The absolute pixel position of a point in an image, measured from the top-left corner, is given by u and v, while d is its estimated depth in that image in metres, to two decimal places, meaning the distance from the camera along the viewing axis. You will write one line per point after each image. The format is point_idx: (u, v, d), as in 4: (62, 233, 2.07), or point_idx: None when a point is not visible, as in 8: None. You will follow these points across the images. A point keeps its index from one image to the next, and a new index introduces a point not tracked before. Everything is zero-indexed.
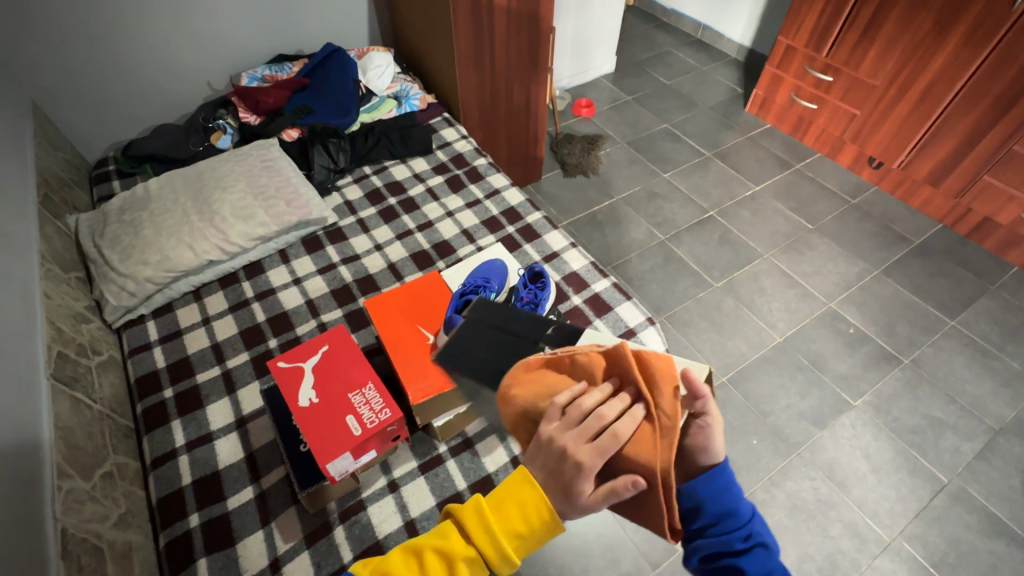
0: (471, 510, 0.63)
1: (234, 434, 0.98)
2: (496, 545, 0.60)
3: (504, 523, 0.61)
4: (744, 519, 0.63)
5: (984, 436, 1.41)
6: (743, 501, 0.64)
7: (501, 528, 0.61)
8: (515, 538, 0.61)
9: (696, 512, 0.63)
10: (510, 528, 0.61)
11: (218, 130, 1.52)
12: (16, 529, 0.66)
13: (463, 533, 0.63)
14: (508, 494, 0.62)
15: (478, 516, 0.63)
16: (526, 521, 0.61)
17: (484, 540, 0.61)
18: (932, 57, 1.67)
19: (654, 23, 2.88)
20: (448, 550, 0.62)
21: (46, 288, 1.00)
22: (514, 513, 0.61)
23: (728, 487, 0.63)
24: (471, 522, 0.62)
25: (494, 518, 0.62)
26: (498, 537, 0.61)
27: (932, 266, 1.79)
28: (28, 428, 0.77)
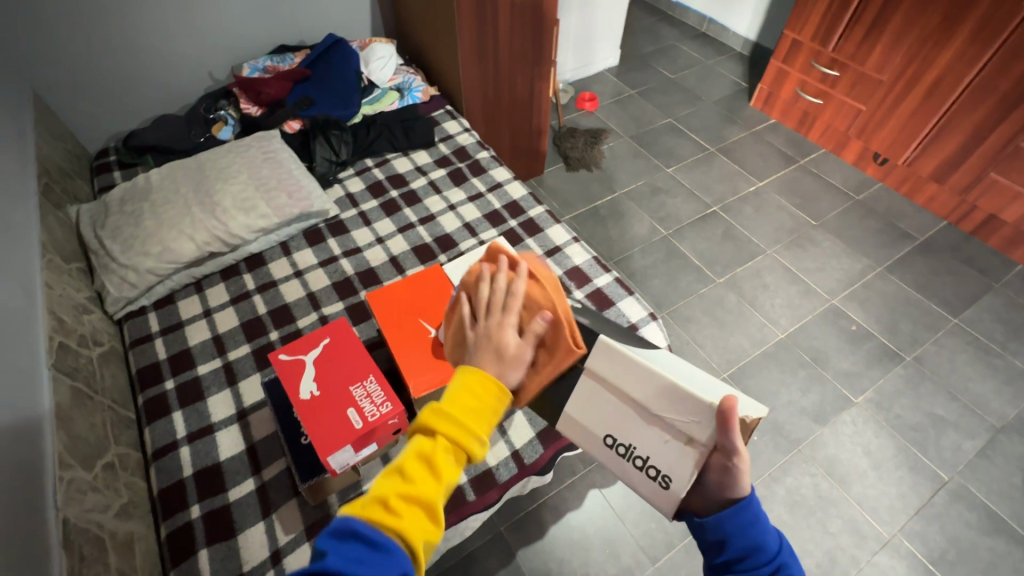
0: (431, 414, 0.56)
1: (235, 426, 0.98)
2: (466, 428, 0.54)
3: (472, 406, 0.55)
4: (771, 553, 0.58)
5: (985, 434, 1.41)
6: (771, 535, 0.59)
7: (471, 411, 0.55)
8: (485, 415, 0.56)
9: (720, 545, 0.59)
10: (480, 407, 0.56)
11: (220, 121, 1.53)
12: (18, 519, 0.66)
13: (432, 434, 0.55)
14: (464, 381, 0.57)
15: (441, 415, 0.55)
16: (490, 396, 0.56)
17: (455, 428, 0.54)
18: (940, 52, 1.65)
19: (659, 16, 2.85)
20: (424, 453, 0.54)
21: (47, 279, 1.00)
22: (473, 392, 0.56)
23: (751, 519, 0.59)
24: (435, 417, 0.55)
25: (462, 404, 0.55)
26: (468, 421, 0.54)
27: (936, 264, 1.78)
28: (30, 417, 0.77)
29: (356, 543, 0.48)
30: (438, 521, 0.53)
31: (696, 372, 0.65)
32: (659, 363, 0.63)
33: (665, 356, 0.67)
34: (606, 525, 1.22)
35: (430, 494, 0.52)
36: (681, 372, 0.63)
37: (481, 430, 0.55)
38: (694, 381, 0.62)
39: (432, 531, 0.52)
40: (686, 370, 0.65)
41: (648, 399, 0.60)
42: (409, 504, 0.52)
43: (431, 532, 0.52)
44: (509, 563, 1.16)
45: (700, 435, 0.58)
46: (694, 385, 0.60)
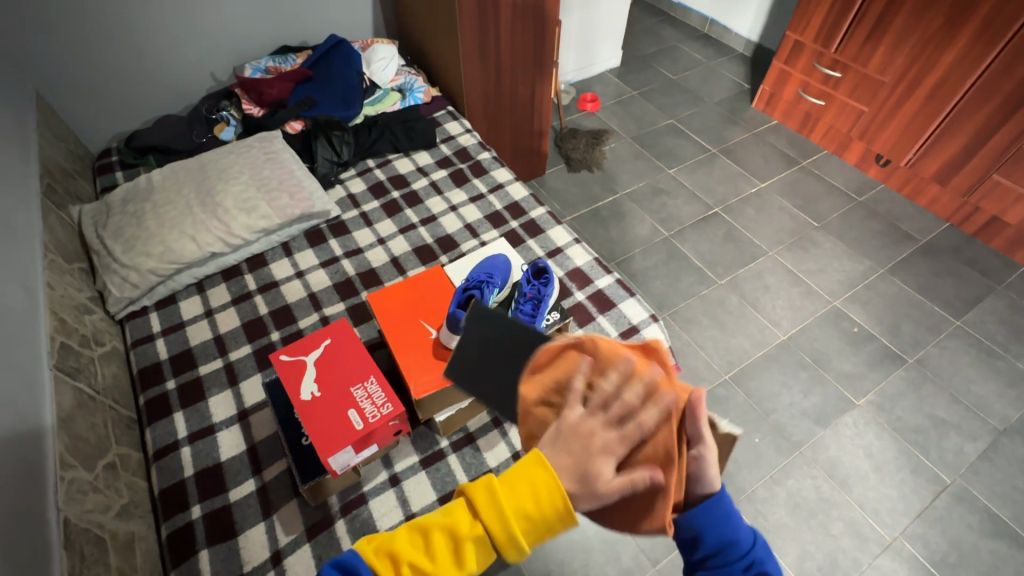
0: (482, 489, 0.49)
1: (236, 426, 0.98)
2: (510, 535, 0.47)
3: (523, 506, 0.48)
4: (744, 549, 0.58)
5: (988, 436, 1.41)
6: (743, 530, 0.59)
7: (519, 511, 0.48)
8: (535, 523, 0.48)
9: (694, 541, 0.58)
10: (530, 513, 0.48)
11: (222, 121, 1.52)
12: (19, 519, 0.66)
13: (471, 512, 0.50)
14: (527, 474, 0.49)
15: (491, 499, 0.49)
16: (549, 509, 0.47)
17: (495, 526, 0.48)
18: (942, 53, 1.65)
19: (660, 17, 2.85)
20: (455, 529, 0.50)
21: (49, 279, 1.00)
22: (534, 491, 0.48)
23: (725, 513, 0.58)
24: (484, 498, 0.49)
25: (511, 500, 0.48)
26: (515, 526, 0.47)
27: (939, 265, 1.78)
28: (31, 417, 0.77)
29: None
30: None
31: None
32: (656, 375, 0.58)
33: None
34: (607, 527, 1.21)
35: (443, 574, 0.49)
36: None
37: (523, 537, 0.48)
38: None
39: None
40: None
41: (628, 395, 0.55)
42: (422, 571, 0.50)
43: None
44: (509, 565, 1.16)
45: (674, 430, 0.55)
46: None
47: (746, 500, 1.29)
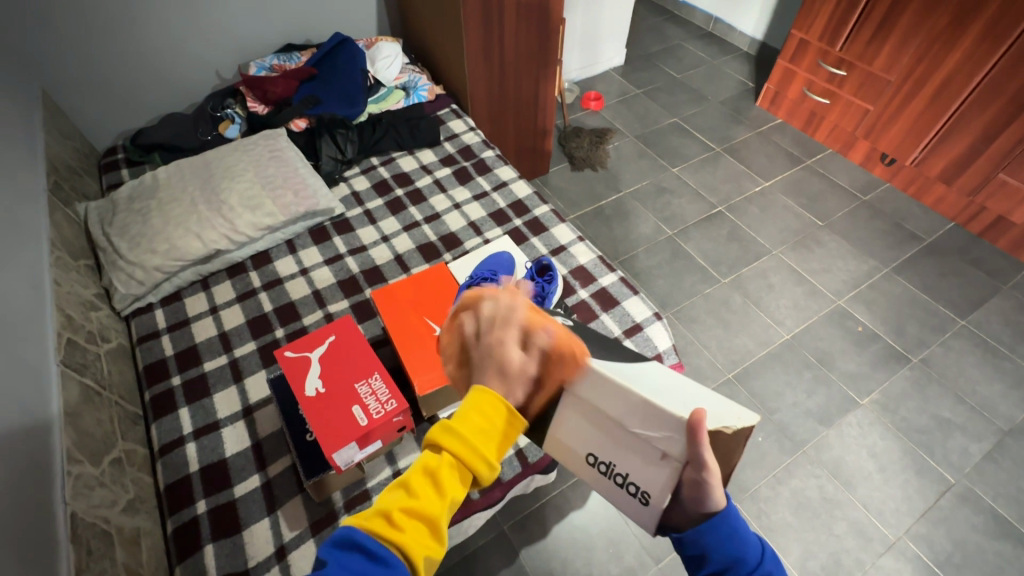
0: (440, 430, 0.54)
1: (240, 423, 0.99)
2: (474, 449, 0.52)
3: (485, 426, 0.54)
4: (752, 566, 0.56)
5: (993, 437, 1.40)
6: (751, 546, 0.57)
7: (484, 431, 0.53)
8: (497, 437, 0.54)
9: (700, 559, 0.57)
10: (494, 430, 0.54)
11: (227, 119, 1.52)
12: (27, 513, 0.66)
13: (440, 450, 0.54)
14: (471, 401, 0.55)
15: (449, 432, 0.54)
16: (506, 417, 0.54)
17: (460, 448, 0.53)
18: (948, 53, 1.64)
19: (665, 15, 2.84)
20: (430, 467, 0.53)
21: (56, 275, 1.01)
22: (479, 410, 0.54)
23: (731, 528, 0.57)
24: (443, 433, 0.54)
25: (475, 424, 0.54)
26: (476, 441, 0.53)
27: (944, 265, 1.77)
28: (39, 412, 0.78)
29: (358, 557, 0.49)
30: (441, 540, 0.52)
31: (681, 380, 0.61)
32: (644, 380, 0.58)
33: (654, 366, 0.62)
34: (610, 525, 1.22)
35: (434, 511, 0.51)
36: (662, 384, 0.59)
37: (493, 453, 0.54)
38: (675, 394, 0.57)
39: (434, 549, 0.51)
40: (670, 379, 0.60)
41: (620, 416, 0.57)
42: (412, 519, 0.51)
43: (433, 550, 0.51)
44: (511, 563, 1.16)
45: (673, 450, 0.55)
46: (665, 398, 0.56)
47: (749, 499, 1.29)
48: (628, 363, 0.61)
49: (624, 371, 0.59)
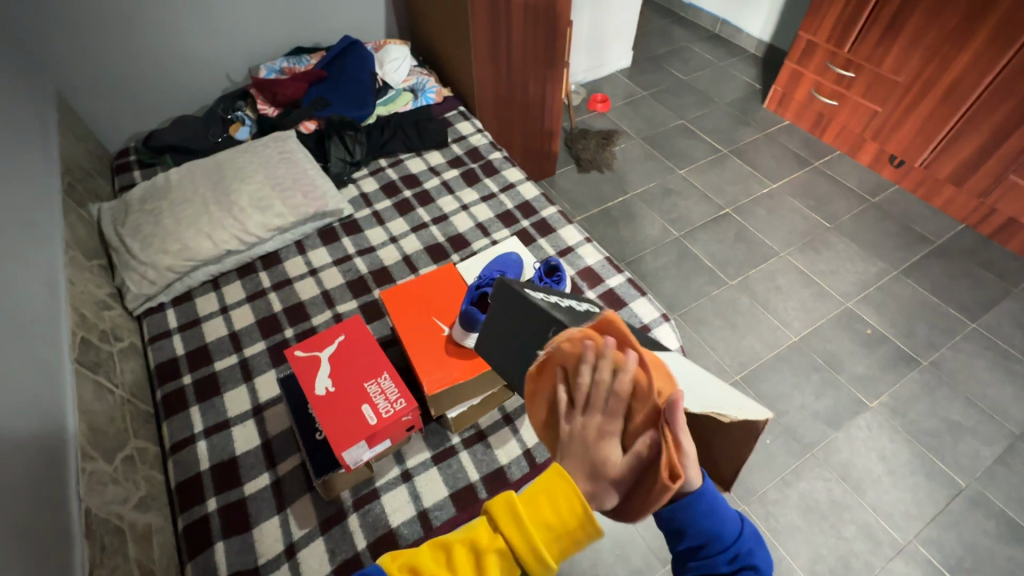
0: (503, 504, 0.53)
1: (250, 422, 1.00)
2: (528, 539, 0.50)
3: (540, 511, 0.51)
4: (729, 541, 0.57)
5: (1004, 440, 1.39)
6: (729, 522, 0.57)
7: (540, 517, 0.51)
8: (553, 532, 0.50)
9: (680, 535, 0.56)
10: (551, 518, 0.50)
11: (238, 121, 1.54)
12: (42, 508, 0.67)
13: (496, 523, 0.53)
14: (542, 486, 0.52)
15: (511, 512, 0.52)
16: (570, 508, 0.50)
17: (515, 532, 0.51)
18: (958, 54, 1.64)
19: (671, 18, 2.84)
20: (481, 538, 0.53)
21: (70, 275, 1.02)
22: (551, 500, 0.51)
23: (712, 504, 0.56)
24: (504, 509, 0.53)
25: (533, 508, 0.51)
26: (531, 533, 0.50)
27: (954, 268, 1.76)
28: (54, 409, 0.79)
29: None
30: None
31: (688, 375, 0.59)
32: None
33: (665, 357, 0.61)
34: (617, 526, 1.21)
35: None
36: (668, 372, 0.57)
37: (545, 545, 0.50)
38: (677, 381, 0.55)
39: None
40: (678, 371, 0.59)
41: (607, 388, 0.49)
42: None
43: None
44: None
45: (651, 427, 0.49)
46: None
47: (757, 502, 1.28)
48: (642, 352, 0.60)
49: None
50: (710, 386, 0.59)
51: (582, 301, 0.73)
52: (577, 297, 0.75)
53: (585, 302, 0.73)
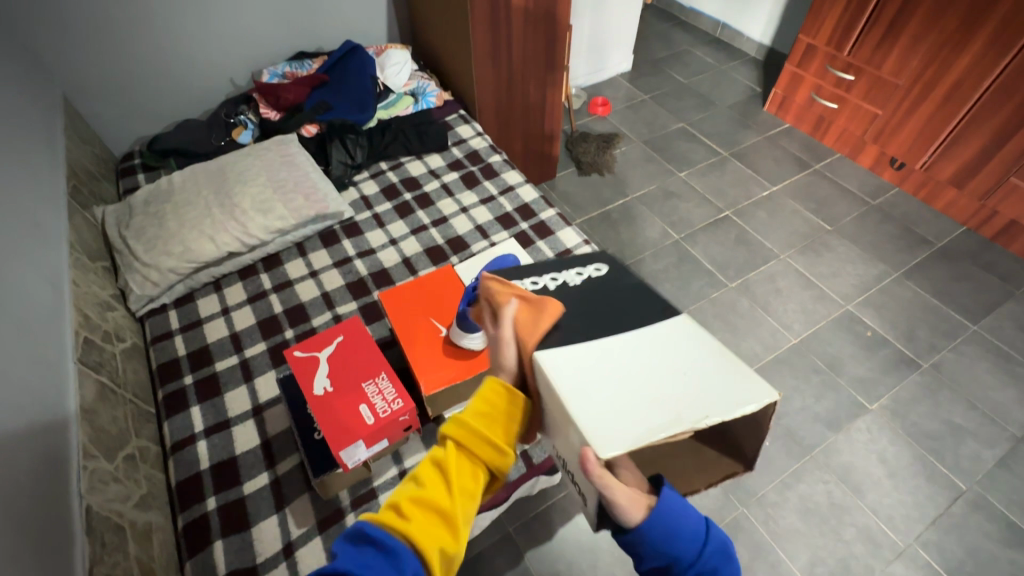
0: (457, 426, 0.59)
1: (250, 422, 1.01)
2: (490, 441, 0.57)
3: (488, 415, 0.58)
4: (688, 563, 0.55)
5: (1006, 443, 1.38)
6: (686, 544, 0.55)
7: (490, 418, 0.58)
8: (503, 426, 0.58)
9: (638, 560, 0.56)
10: (501, 419, 0.58)
11: (240, 125, 1.56)
12: (44, 506, 0.68)
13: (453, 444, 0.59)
14: (484, 397, 0.60)
15: (465, 428, 0.58)
16: (509, 406, 0.59)
17: (476, 440, 0.57)
18: (958, 56, 1.64)
19: (673, 21, 2.85)
20: (444, 460, 0.57)
21: (74, 276, 1.04)
22: (491, 407, 0.59)
23: (669, 518, 0.54)
24: (458, 429, 0.59)
25: (480, 415, 0.59)
26: (490, 434, 0.57)
27: (956, 270, 1.75)
28: (57, 408, 0.80)
29: (368, 547, 0.52)
30: (452, 530, 0.54)
31: (678, 360, 0.56)
32: (607, 381, 0.54)
33: (669, 353, 0.57)
34: None
35: (444, 500, 0.55)
36: (647, 375, 0.54)
37: (503, 441, 0.58)
38: (656, 385, 0.53)
39: (449, 540, 0.53)
40: (663, 364, 0.56)
41: (564, 427, 0.54)
42: (422, 509, 0.55)
43: (447, 542, 0.53)
44: (517, 564, 1.17)
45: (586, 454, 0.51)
46: (596, 400, 0.52)
47: (756, 504, 1.28)
48: (645, 348, 0.58)
49: (571, 372, 0.55)
50: (709, 364, 0.56)
51: (592, 266, 0.75)
52: (587, 260, 0.77)
53: (593, 268, 0.75)
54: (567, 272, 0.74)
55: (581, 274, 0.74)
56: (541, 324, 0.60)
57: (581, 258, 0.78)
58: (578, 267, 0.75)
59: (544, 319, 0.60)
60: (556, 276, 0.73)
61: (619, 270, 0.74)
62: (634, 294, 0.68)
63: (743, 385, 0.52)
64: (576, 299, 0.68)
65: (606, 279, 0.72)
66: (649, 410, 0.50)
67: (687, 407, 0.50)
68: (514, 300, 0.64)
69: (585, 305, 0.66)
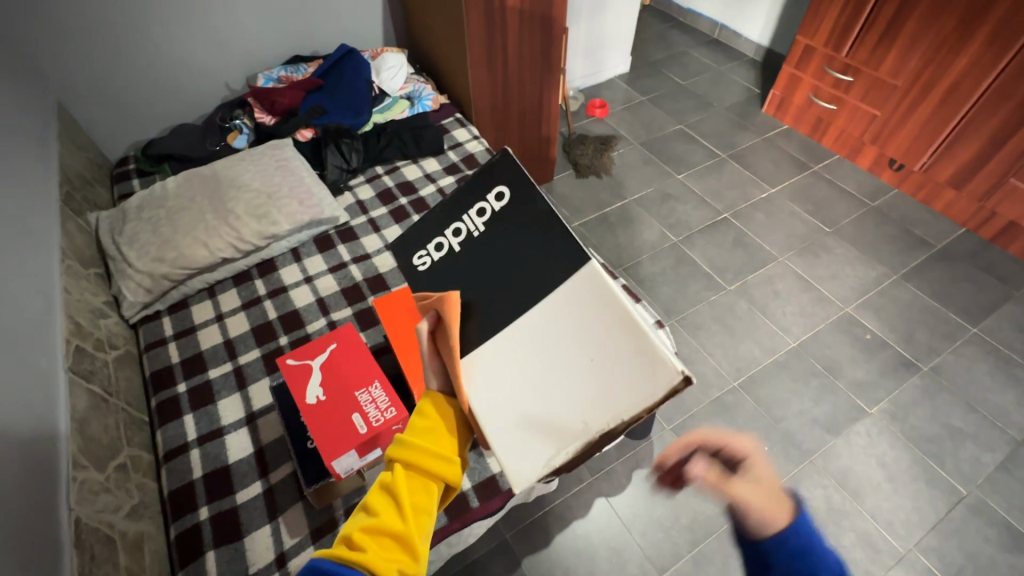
0: (403, 448, 0.59)
1: (243, 429, 1.00)
2: (438, 456, 0.58)
3: (433, 432, 0.59)
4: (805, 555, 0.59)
5: (1006, 447, 1.37)
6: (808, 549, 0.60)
7: (434, 437, 0.59)
8: (447, 442, 0.59)
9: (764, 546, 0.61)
10: (441, 429, 0.59)
11: (235, 129, 1.55)
12: (32, 518, 0.68)
13: (402, 466, 0.59)
14: (425, 417, 0.60)
15: (412, 448, 0.59)
16: (448, 417, 0.60)
17: (425, 459, 0.58)
18: (955, 57, 1.63)
19: (670, 22, 2.85)
20: (395, 483, 0.58)
21: (66, 284, 1.03)
22: (433, 427, 0.60)
23: (814, 556, 0.59)
24: (404, 451, 0.59)
25: (423, 429, 0.60)
26: (438, 450, 0.59)
27: (954, 271, 1.75)
28: (46, 419, 0.79)
29: None
30: (406, 551, 0.56)
31: (571, 332, 0.47)
32: (506, 403, 0.50)
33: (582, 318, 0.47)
34: (612, 534, 1.21)
35: (397, 526, 0.56)
36: (549, 372, 0.48)
37: (451, 453, 0.59)
38: (555, 384, 0.48)
39: (406, 560, 0.55)
40: (555, 341, 0.48)
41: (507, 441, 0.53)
42: (374, 537, 0.56)
43: (405, 563, 0.55)
44: (513, 571, 1.16)
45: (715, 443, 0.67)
46: (517, 432, 0.49)
47: None
48: (562, 327, 0.48)
49: (492, 400, 0.51)
50: (605, 325, 0.45)
51: (493, 192, 0.56)
52: (486, 182, 0.56)
53: (493, 196, 0.55)
54: (467, 214, 0.58)
55: (483, 213, 0.56)
56: (453, 336, 0.53)
57: (479, 180, 0.57)
58: (478, 203, 0.57)
59: (454, 323, 0.53)
60: (456, 228, 0.58)
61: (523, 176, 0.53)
62: (540, 227, 0.51)
63: (642, 361, 0.43)
64: (480, 253, 0.55)
65: (505, 214, 0.54)
66: (552, 426, 0.47)
67: (587, 410, 0.46)
68: (430, 315, 0.58)
69: (494, 263, 0.54)
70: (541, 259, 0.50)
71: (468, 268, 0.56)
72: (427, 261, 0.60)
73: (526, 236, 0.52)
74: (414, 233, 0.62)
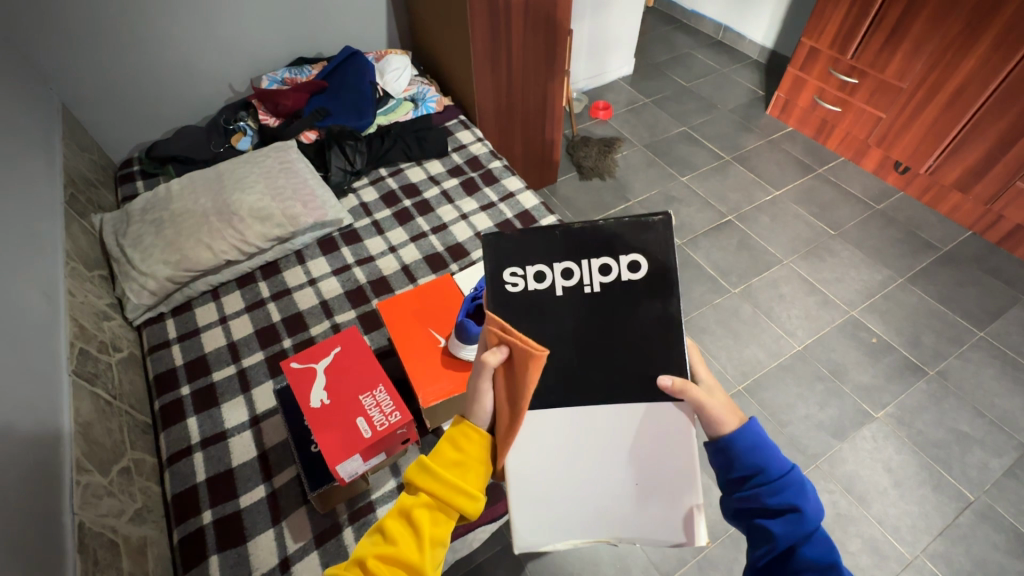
0: (425, 476, 0.63)
1: (247, 433, 1.00)
2: (458, 488, 0.62)
3: (458, 462, 0.63)
4: (775, 475, 0.58)
5: (1014, 452, 1.36)
6: (774, 461, 0.59)
7: (457, 467, 0.63)
8: (468, 474, 0.63)
9: (728, 464, 0.60)
10: (466, 460, 0.63)
11: (239, 131, 1.53)
12: (34, 522, 0.67)
13: (421, 493, 0.63)
14: (453, 445, 0.65)
15: (434, 477, 0.63)
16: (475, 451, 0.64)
17: (445, 490, 0.62)
18: (963, 60, 1.62)
19: (674, 25, 2.84)
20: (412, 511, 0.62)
21: (70, 286, 1.03)
22: (459, 457, 0.64)
23: (764, 449, 0.59)
24: (426, 478, 0.63)
25: (449, 459, 0.64)
26: (460, 481, 0.62)
27: (961, 275, 1.73)
28: (50, 422, 0.79)
29: None
30: None
31: (634, 464, 0.60)
32: (548, 503, 0.61)
33: (656, 442, 0.59)
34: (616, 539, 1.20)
35: (411, 555, 0.60)
36: (593, 489, 0.61)
37: (470, 486, 0.62)
38: (596, 497, 0.61)
39: None
40: (615, 467, 0.60)
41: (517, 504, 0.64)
42: (387, 565, 0.60)
43: None
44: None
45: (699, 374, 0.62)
46: (546, 525, 0.62)
47: None
48: (629, 453, 0.60)
49: (535, 491, 0.61)
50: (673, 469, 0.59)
51: (629, 258, 0.58)
52: (625, 242, 0.58)
53: (630, 264, 0.58)
54: (587, 260, 0.58)
55: (606, 272, 0.58)
56: (528, 395, 0.58)
57: (621, 235, 0.58)
58: (606, 257, 0.58)
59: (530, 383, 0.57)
60: (569, 267, 0.58)
61: (668, 261, 0.57)
62: (661, 330, 0.57)
63: (684, 514, 0.60)
64: (593, 313, 0.58)
65: (631, 286, 0.58)
66: (581, 529, 0.62)
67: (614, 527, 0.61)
68: (502, 351, 0.59)
69: (596, 325, 0.58)
70: (643, 358, 0.58)
71: (570, 312, 0.58)
72: (516, 283, 0.59)
73: (644, 330, 0.57)
74: (520, 240, 0.59)
